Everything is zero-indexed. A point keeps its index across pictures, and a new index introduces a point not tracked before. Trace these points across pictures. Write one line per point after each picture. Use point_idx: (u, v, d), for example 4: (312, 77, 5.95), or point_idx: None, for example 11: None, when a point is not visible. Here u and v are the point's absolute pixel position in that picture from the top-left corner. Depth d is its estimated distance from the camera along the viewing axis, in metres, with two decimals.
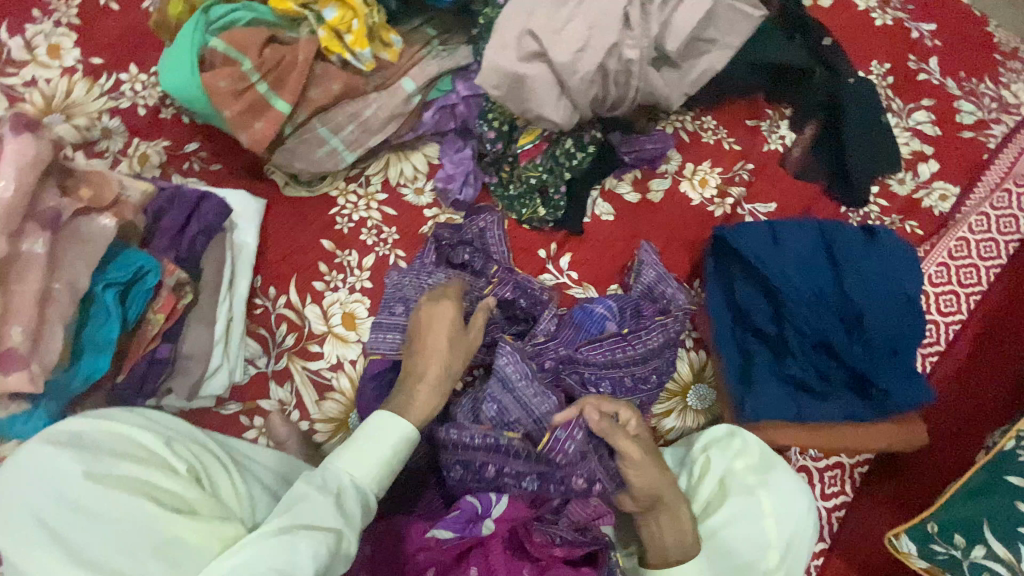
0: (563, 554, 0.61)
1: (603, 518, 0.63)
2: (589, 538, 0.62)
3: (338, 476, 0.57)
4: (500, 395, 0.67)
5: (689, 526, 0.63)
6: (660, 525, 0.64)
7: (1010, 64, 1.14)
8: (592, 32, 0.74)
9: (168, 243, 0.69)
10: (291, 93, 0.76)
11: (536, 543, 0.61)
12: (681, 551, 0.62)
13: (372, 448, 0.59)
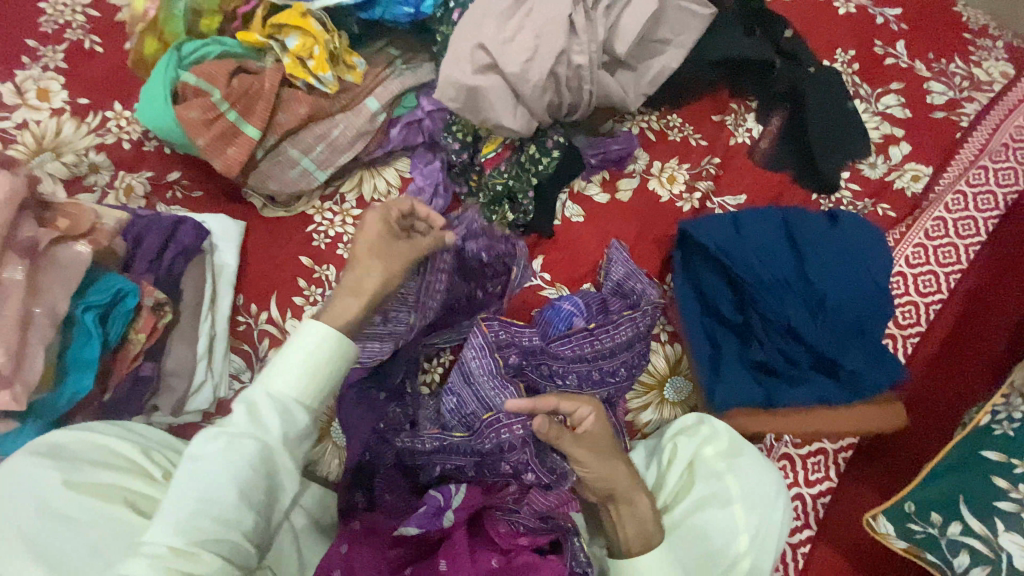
0: (527, 542, 0.66)
1: (567, 505, 0.66)
2: (550, 526, 0.67)
3: (255, 392, 0.57)
4: (459, 388, 0.74)
5: (651, 517, 0.64)
6: (621, 514, 0.65)
7: (980, 42, 1.14)
8: (540, 41, 0.77)
9: (148, 267, 0.73)
10: (259, 119, 0.80)
11: (501, 532, 0.66)
12: (641, 543, 0.64)
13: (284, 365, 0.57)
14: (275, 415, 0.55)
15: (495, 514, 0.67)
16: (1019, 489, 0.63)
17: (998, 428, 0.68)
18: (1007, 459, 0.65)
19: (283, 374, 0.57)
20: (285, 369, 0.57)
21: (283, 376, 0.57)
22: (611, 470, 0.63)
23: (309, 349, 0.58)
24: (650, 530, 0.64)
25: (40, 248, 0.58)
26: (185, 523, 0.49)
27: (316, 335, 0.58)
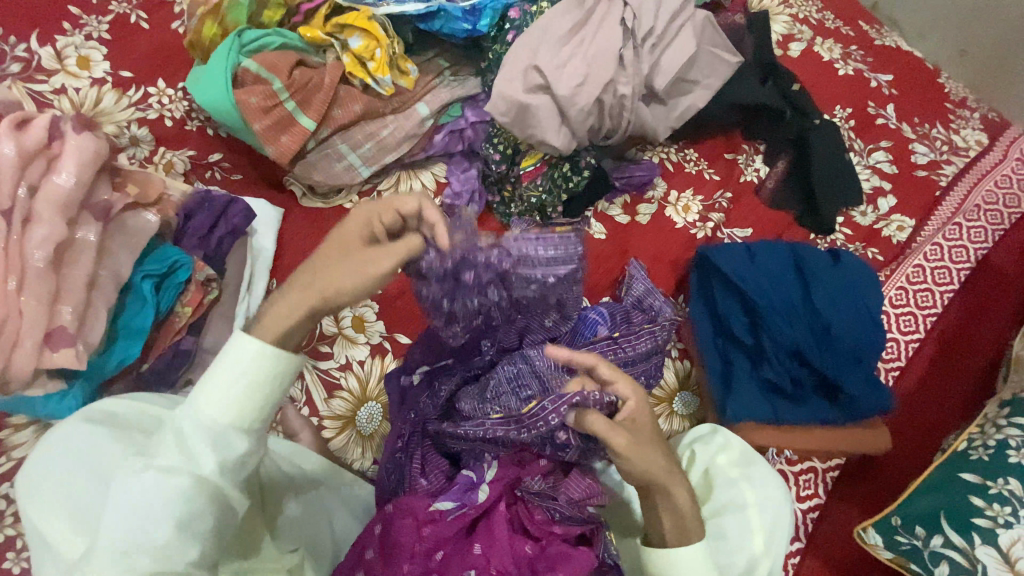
0: (561, 530, 0.71)
1: (595, 497, 0.71)
2: (584, 517, 0.72)
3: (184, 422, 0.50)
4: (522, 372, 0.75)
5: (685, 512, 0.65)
6: (661, 504, 0.65)
7: (959, 112, 1.28)
8: (591, 69, 0.84)
9: (197, 243, 0.74)
10: (316, 111, 0.83)
11: (536, 520, 0.72)
12: (676, 537, 0.65)
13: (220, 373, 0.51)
14: (206, 440, 0.49)
15: (530, 503, 0.73)
16: (993, 507, 0.71)
17: (975, 453, 0.77)
18: (982, 481, 0.73)
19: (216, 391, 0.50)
20: (217, 388, 0.50)
21: (214, 396, 0.50)
22: (650, 463, 0.63)
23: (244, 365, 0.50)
24: (685, 523, 0.65)
25: (114, 211, 0.59)
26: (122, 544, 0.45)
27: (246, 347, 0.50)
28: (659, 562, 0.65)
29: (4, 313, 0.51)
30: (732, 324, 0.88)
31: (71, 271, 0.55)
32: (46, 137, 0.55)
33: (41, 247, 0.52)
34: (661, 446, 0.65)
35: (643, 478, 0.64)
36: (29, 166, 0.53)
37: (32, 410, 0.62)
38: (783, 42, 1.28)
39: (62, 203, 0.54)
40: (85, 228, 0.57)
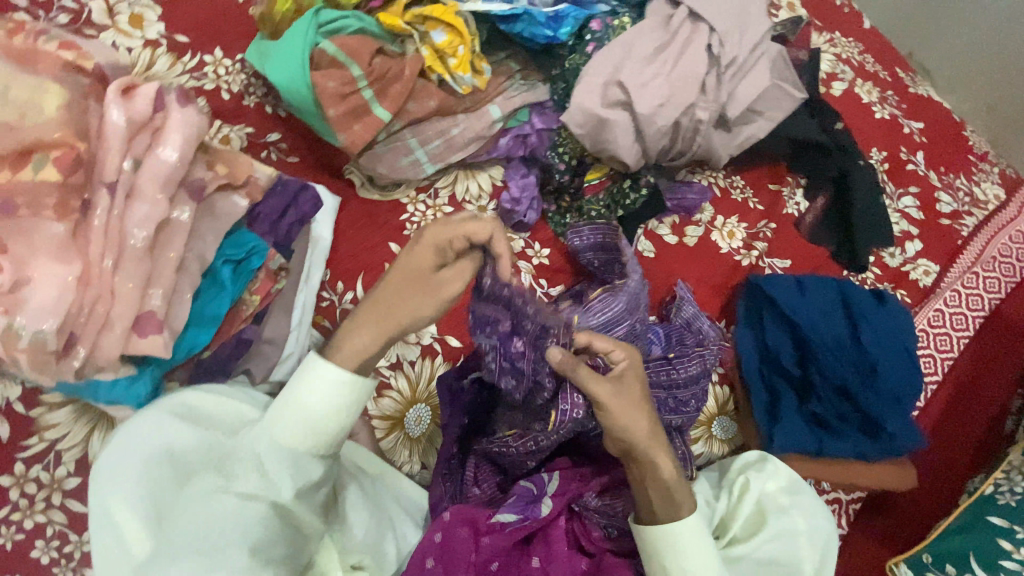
0: (615, 546, 0.71)
1: None
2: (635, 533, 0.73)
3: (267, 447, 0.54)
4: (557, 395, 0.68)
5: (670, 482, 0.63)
6: (650, 475, 0.63)
7: (981, 165, 1.28)
8: (673, 92, 0.86)
9: (268, 228, 0.72)
10: (392, 102, 0.81)
11: (592, 537, 0.71)
12: (668, 513, 0.63)
13: (310, 411, 0.55)
14: (288, 472, 0.54)
15: (587, 519, 0.72)
16: (1021, 551, 0.74)
17: (1002, 498, 0.81)
18: (1010, 525, 0.77)
19: (301, 428, 0.55)
20: (304, 421, 0.55)
21: (301, 429, 0.55)
22: (633, 423, 0.61)
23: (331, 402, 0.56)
24: (670, 491, 0.62)
25: (206, 192, 0.61)
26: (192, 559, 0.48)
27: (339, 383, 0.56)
28: (656, 542, 0.62)
29: (97, 293, 0.52)
30: (780, 354, 0.91)
31: (164, 253, 0.57)
32: (152, 110, 0.56)
33: (142, 226, 0.54)
34: (646, 406, 0.63)
35: (623, 439, 0.62)
36: (136, 140, 0.55)
37: (91, 395, 0.59)
38: (825, 81, 1.28)
39: (165, 180, 0.56)
40: (179, 208, 0.59)
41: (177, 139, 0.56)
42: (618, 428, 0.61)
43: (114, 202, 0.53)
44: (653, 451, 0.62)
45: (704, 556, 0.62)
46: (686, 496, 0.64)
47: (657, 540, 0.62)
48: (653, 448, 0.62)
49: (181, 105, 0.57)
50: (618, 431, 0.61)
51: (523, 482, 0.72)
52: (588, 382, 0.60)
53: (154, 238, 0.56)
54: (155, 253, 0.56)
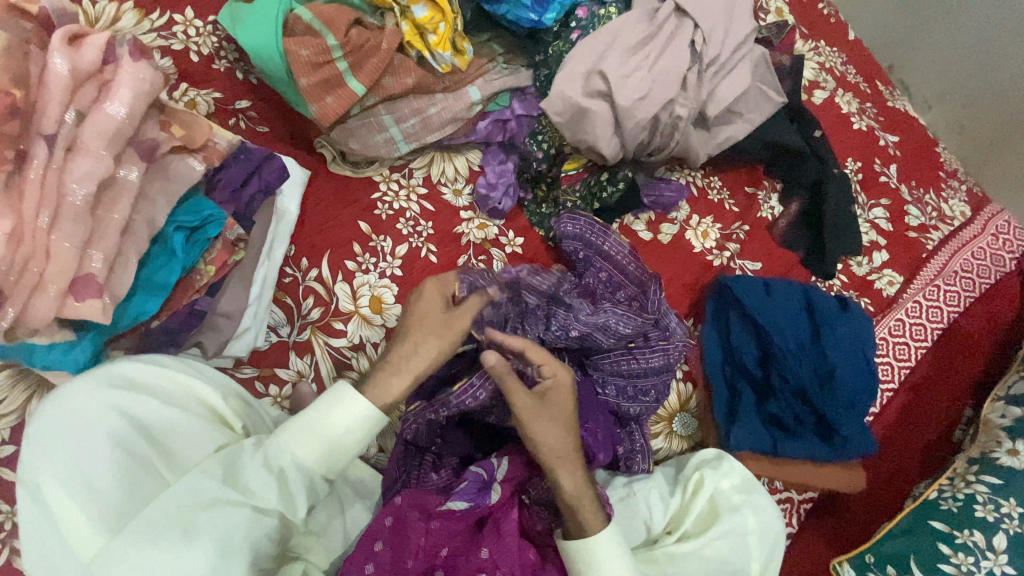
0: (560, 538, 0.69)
1: None
2: None
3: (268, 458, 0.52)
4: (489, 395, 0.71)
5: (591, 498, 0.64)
6: (558, 486, 0.64)
7: (950, 181, 1.31)
8: (654, 86, 0.86)
9: (228, 197, 0.69)
10: (367, 76, 0.78)
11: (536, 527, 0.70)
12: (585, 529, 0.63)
13: (321, 428, 0.54)
14: (299, 487, 0.53)
15: (533, 508, 0.71)
16: (958, 555, 0.77)
17: (944, 503, 0.83)
18: (950, 530, 0.79)
19: (311, 443, 0.53)
20: (314, 435, 0.53)
21: (311, 446, 0.53)
22: (549, 437, 0.64)
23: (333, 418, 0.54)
24: (575, 501, 0.63)
25: (158, 153, 0.58)
26: (175, 557, 0.46)
27: (363, 409, 0.55)
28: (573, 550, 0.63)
29: (31, 251, 0.49)
30: (742, 354, 0.92)
31: (107, 214, 0.54)
32: (101, 61, 0.53)
33: (82, 182, 0.51)
34: (562, 419, 0.66)
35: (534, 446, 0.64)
36: (80, 91, 0.52)
37: (27, 360, 0.56)
38: (807, 88, 1.29)
39: (111, 136, 0.53)
40: (127, 167, 0.56)
41: (125, 93, 0.53)
42: (531, 435, 0.64)
43: (53, 156, 0.50)
44: (563, 463, 0.64)
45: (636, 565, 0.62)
46: (592, 513, 0.64)
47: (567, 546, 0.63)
48: (562, 459, 0.64)
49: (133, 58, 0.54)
50: (531, 438, 0.64)
51: (473, 467, 0.69)
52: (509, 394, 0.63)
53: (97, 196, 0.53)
54: (97, 212, 0.53)
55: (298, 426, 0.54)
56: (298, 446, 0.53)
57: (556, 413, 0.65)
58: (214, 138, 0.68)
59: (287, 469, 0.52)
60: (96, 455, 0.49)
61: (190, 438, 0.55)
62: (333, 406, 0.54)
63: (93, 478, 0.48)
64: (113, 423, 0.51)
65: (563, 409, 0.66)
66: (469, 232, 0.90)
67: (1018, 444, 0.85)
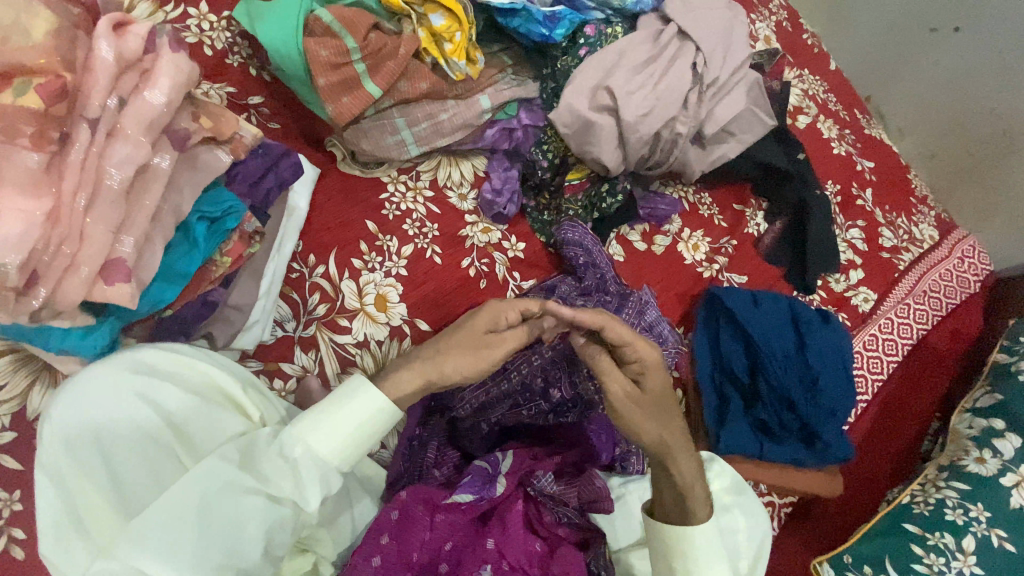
0: (567, 533, 0.69)
1: (603, 501, 0.71)
2: (587, 524, 0.70)
3: (292, 447, 0.53)
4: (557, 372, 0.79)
5: (683, 479, 0.67)
6: (672, 474, 0.67)
7: (920, 207, 1.40)
8: (657, 104, 0.90)
9: (246, 190, 0.70)
10: (384, 79, 0.80)
11: (545, 522, 0.70)
12: (680, 516, 0.67)
13: (341, 421, 0.55)
14: (316, 479, 0.53)
15: (541, 504, 0.71)
16: (930, 556, 0.82)
17: (917, 507, 0.88)
18: (923, 532, 0.84)
19: (324, 433, 0.55)
20: (332, 425, 0.55)
21: (325, 435, 0.54)
22: (657, 427, 0.66)
23: (359, 408, 0.56)
24: (685, 488, 0.67)
25: (188, 143, 0.60)
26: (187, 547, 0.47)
27: (375, 401, 0.57)
28: (663, 539, 0.66)
29: (66, 233, 0.50)
30: (731, 361, 0.96)
31: (139, 201, 0.55)
32: (142, 50, 0.54)
33: (119, 167, 0.52)
34: (662, 404, 0.67)
35: (641, 435, 0.66)
36: (122, 79, 0.54)
37: (41, 344, 0.56)
38: (792, 113, 1.36)
39: (148, 125, 0.54)
40: (160, 155, 0.57)
41: (165, 84, 0.54)
42: (638, 424, 0.65)
43: (94, 140, 0.51)
44: (672, 450, 0.67)
45: (714, 558, 0.66)
46: (700, 500, 0.67)
47: (662, 535, 0.66)
48: (672, 447, 0.67)
49: (173, 50, 0.56)
50: (642, 426, 0.65)
51: (478, 462, 0.72)
52: (609, 383, 0.65)
53: (131, 182, 0.54)
54: (129, 198, 0.55)
55: (314, 415, 0.55)
56: (310, 433, 0.54)
57: (657, 399, 0.67)
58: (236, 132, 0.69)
59: (300, 458, 0.53)
60: (112, 441, 0.50)
61: (205, 425, 0.55)
62: (347, 398, 0.56)
63: (110, 465, 0.50)
64: (130, 408, 0.52)
65: (660, 393, 0.67)
66: (474, 235, 0.92)
67: (985, 452, 0.91)
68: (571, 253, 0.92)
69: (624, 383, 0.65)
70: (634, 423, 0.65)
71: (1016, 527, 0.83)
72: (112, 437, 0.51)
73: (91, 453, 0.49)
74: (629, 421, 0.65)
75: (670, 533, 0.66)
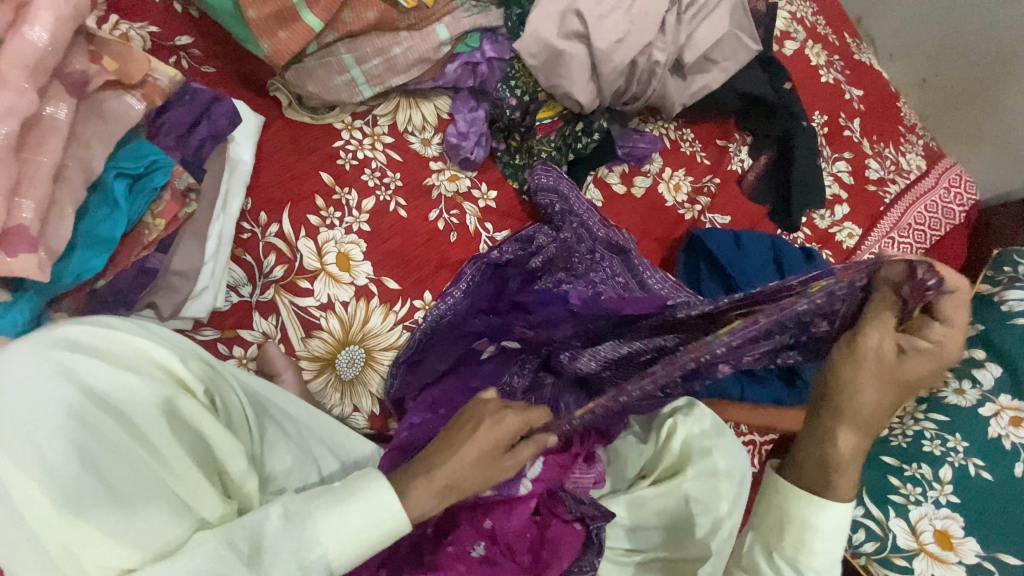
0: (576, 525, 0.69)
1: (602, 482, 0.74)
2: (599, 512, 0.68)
3: (308, 551, 0.47)
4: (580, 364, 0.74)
5: (840, 452, 0.53)
6: (829, 443, 0.54)
7: (909, 136, 1.34)
8: (631, 28, 0.83)
9: (175, 142, 0.63)
10: (324, 9, 0.72)
11: (559, 509, 0.70)
12: (813, 484, 0.56)
13: (357, 527, 0.49)
14: None
15: (563, 498, 0.70)
16: (906, 486, 0.83)
17: (895, 439, 0.88)
18: (900, 464, 0.85)
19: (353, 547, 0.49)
20: (353, 531, 0.48)
21: (346, 543, 0.48)
22: (858, 394, 0.51)
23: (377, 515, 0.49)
24: (837, 464, 0.54)
25: (89, 88, 0.53)
26: None
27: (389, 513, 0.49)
28: (787, 507, 0.56)
29: None
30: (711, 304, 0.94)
31: (37, 157, 0.49)
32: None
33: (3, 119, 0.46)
34: (891, 387, 0.51)
35: (839, 401, 0.52)
36: None
37: None
38: (779, 38, 1.28)
39: (33, 67, 0.47)
40: (56, 105, 0.50)
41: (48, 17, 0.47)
42: (842, 388, 0.52)
43: None
44: (845, 422, 0.52)
45: (836, 544, 0.56)
46: (849, 481, 0.55)
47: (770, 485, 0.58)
48: (849, 420, 0.52)
49: None
50: (837, 384, 0.52)
51: None
52: (867, 328, 0.51)
53: (22, 135, 0.47)
54: (24, 154, 0.48)
55: (337, 518, 0.48)
56: (330, 540, 0.48)
57: (902, 383, 0.50)
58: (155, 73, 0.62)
59: (313, 562, 0.47)
60: (47, 431, 0.45)
61: (151, 405, 0.50)
62: (372, 506, 0.49)
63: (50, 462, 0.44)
64: (67, 392, 0.47)
65: (912, 383, 0.50)
66: (440, 184, 0.86)
67: (964, 383, 0.91)
68: (547, 199, 0.87)
69: (882, 341, 0.50)
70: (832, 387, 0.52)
71: (993, 455, 0.84)
72: (44, 425, 0.45)
73: (22, 447, 0.44)
74: (831, 375, 0.52)
75: (803, 499, 0.55)
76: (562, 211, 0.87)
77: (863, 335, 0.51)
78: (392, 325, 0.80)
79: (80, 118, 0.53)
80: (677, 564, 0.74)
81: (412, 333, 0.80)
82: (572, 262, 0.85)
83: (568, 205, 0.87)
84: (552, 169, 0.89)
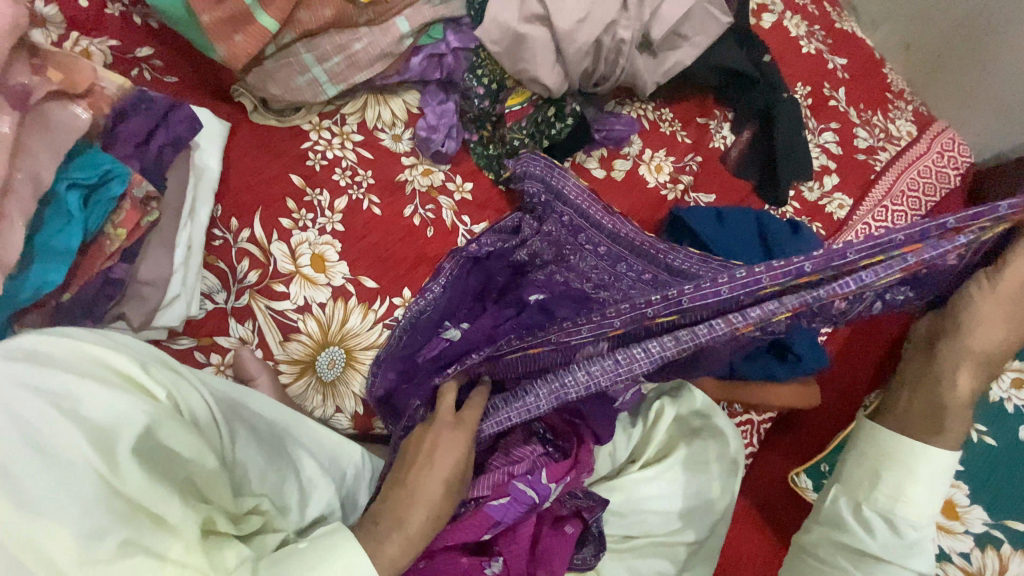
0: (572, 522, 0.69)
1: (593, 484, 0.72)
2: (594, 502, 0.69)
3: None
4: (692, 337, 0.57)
5: (956, 392, 0.60)
6: (947, 381, 0.60)
7: (898, 102, 1.31)
8: (593, 7, 0.82)
9: (132, 152, 0.63)
10: (278, 9, 0.72)
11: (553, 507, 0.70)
12: (919, 429, 0.63)
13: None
14: None
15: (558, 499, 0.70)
16: None
17: None
18: None
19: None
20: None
21: None
22: (988, 335, 0.57)
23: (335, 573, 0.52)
24: (948, 404, 0.61)
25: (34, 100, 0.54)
26: None
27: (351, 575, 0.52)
28: (882, 444, 0.65)
29: None
30: None
31: None
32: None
33: None
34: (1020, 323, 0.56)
35: (963, 337, 0.58)
36: None
37: None
38: (755, 12, 1.26)
39: None
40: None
41: None
42: (969, 323, 0.58)
43: None
44: (963, 362, 0.59)
45: (932, 499, 0.63)
46: (959, 420, 0.61)
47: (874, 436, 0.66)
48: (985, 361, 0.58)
49: None
50: (960, 327, 0.58)
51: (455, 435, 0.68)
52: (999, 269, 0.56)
53: None
54: None
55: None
56: None
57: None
58: (107, 84, 0.62)
59: None
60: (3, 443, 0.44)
61: (112, 411, 0.49)
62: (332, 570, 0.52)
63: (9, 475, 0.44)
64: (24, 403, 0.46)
65: None
66: (413, 179, 0.85)
67: None
68: (533, 187, 0.85)
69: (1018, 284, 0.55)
70: (953, 326, 0.59)
71: (995, 416, 0.82)
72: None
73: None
74: (961, 308, 0.58)
75: (896, 447, 0.63)
76: (546, 199, 0.86)
77: (1004, 271, 0.56)
78: (372, 324, 0.79)
79: (25, 130, 0.54)
80: (672, 547, 0.73)
81: (392, 331, 0.79)
82: (563, 254, 0.85)
83: (555, 192, 0.86)
84: (540, 158, 0.87)
